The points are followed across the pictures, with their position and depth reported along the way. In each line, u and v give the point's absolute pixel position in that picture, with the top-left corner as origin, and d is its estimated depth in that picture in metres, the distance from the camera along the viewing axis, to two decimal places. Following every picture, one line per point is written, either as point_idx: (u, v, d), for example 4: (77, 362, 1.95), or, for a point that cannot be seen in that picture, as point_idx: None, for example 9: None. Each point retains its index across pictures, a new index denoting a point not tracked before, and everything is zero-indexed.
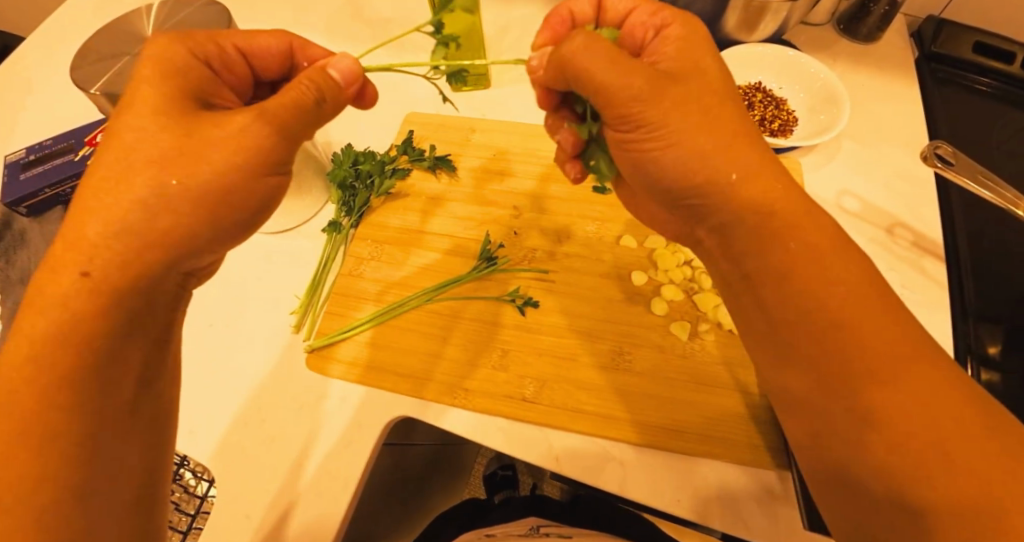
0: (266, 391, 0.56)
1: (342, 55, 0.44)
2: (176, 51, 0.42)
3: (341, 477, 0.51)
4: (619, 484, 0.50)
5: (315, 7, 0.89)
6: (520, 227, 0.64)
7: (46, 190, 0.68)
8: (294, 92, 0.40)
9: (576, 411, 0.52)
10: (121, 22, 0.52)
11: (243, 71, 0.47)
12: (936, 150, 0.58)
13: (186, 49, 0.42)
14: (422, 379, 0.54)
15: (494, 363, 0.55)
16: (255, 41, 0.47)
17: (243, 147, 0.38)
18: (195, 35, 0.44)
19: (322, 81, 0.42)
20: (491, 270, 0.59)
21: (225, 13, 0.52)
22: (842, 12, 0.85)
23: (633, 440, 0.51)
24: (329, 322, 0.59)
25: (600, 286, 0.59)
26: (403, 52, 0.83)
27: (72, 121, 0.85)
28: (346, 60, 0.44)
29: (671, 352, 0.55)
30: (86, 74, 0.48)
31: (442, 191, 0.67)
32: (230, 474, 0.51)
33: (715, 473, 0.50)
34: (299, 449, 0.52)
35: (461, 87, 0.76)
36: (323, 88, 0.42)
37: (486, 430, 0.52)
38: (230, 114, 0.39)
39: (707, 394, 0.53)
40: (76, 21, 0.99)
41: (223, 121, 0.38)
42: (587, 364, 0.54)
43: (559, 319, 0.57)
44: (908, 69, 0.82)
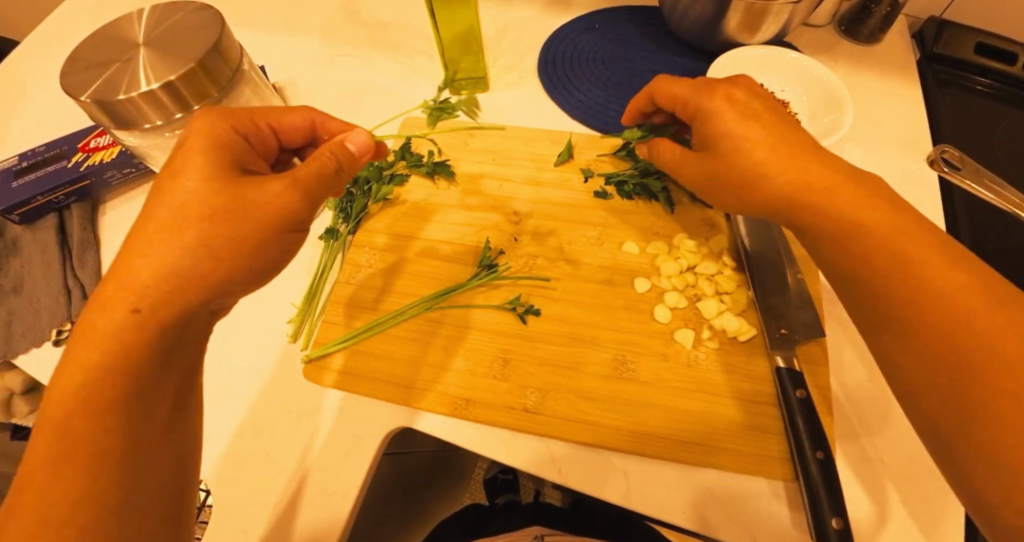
0: (262, 402, 0.54)
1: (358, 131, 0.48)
2: (219, 119, 0.44)
3: (340, 490, 0.50)
4: (623, 496, 0.49)
5: (311, 10, 0.88)
6: (520, 234, 0.63)
7: (39, 197, 0.67)
8: (316, 163, 0.43)
9: (578, 421, 0.51)
10: (113, 27, 0.51)
11: (272, 145, 0.49)
12: (944, 154, 0.59)
13: (228, 126, 0.44)
14: (422, 389, 0.53)
15: (495, 373, 0.54)
16: (286, 118, 0.49)
17: (280, 208, 0.41)
18: (233, 112, 0.46)
19: (341, 154, 0.45)
20: (491, 277, 0.58)
21: (219, 17, 0.50)
22: (843, 13, 0.85)
23: (637, 450, 0.50)
24: (327, 332, 0.57)
25: (602, 293, 0.58)
26: (400, 55, 0.82)
27: (65, 127, 0.83)
28: (361, 134, 0.48)
29: (675, 360, 0.54)
30: (77, 81, 0.47)
31: (442, 197, 0.66)
32: (227, 485, 0.50)
33: (721, 483, 0.49)
34: (297, 460, 0.51)
35: (460, 91, 0.77)
36: (340, 158, 0.45)
37: (487, 441, 0.51)
38: None
39: (712, 403, 0.52)
40: (70, 24, 0.98)
41: (262, 187, 0.41)
42: (589, 373, 0.53)
43: (560, 327, 0.56)
44: (910, 70, 0.81)
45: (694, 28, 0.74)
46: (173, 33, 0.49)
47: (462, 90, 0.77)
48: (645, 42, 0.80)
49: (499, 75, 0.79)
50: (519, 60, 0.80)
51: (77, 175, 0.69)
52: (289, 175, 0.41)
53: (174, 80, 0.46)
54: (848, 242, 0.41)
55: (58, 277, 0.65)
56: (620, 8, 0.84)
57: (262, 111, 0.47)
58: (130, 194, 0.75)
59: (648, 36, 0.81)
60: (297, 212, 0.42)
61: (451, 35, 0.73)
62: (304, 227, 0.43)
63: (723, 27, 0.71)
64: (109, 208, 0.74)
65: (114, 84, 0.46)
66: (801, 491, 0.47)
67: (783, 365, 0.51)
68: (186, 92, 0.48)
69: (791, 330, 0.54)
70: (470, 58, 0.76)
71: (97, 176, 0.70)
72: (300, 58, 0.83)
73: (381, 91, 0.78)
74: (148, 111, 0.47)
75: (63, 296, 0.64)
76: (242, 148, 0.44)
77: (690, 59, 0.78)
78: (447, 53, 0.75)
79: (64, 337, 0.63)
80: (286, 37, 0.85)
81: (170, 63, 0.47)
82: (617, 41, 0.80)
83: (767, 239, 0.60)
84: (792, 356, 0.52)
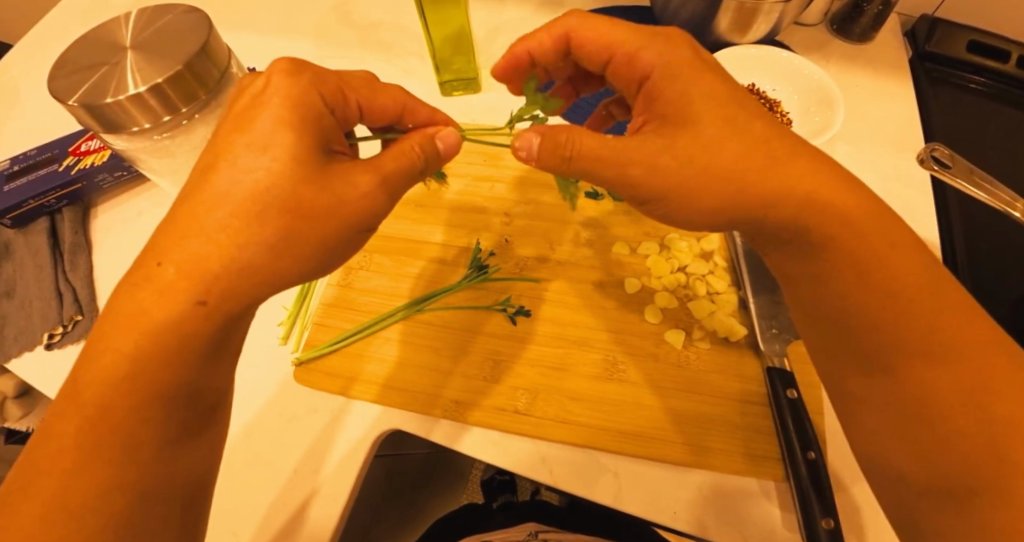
0: (253, 405, 0.54)
1: (447, 128, 0.47)
2: (318, 82, 0.42)
3: (329, 494, 0.50)
4: (613, 497, 0.49)
5: (302, 12, 0.88)
6: (511, 235, 0.63)
7: (30, 201, 0.67)
8: (402, 154, 0.42)
9: (569, 422, 0.51)
10: (100, 30, 0.51)
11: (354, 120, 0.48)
12: (933, 152, 0.58)
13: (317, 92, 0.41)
14: (412, 392, 0.53)
15: (486, 375, 0.54)
16: (376, 100, 0.49)
17: (363, 205, 0.39)
18: (327, 79, 0.44)
19: (428, 150, 0.44)
20: (481, 279, 0.58)
21: (206, 20, 0.50)
22: (835, 12, 0.84)
23: (627, 451, 0.50)
24: (317, 334, 0.57)
25: (593, 294, 0.58)
26: (392, 58, 0.82)
27: (57, 131, 0.83)
28: (452, 133, 0.47)
29: (666, 361, 0.54)
30: (64, 84, 0.47)
31: (432, 199, 0.65)
32: (218, 488, 0.50)
33: (712, 484, 0.49)
34: (287, 462, 0.51)
35: (452, 93, 0.77)
36: (427, 158, 0.44)
37: (477, 443, 0.51)
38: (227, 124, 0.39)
39: (701, 403, 0.52)
40: (63, 28, 0.98)
41: (347, 181, 0.39)
42: (580, 374, 0.53)
43: (550, 329, 0.56)
44: (903, 68, 0.81)
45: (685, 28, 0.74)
46: (161, 36, 0.49)
47: (454, 92, 0.77)
48: None
49: (490, 76, 0.79)
50: None
51: (68, 179, 0.68)
52: (379, 169, 0.40)
53: (161, 82, 0.46)
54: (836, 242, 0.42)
55: (49, 281, 0.65)
56: (612, 8, 0.84)
57: (355, 88, 0.46)
58: (123, 197, 0.75)
59: None
60: (375, 211, 0.40)
61: (442, 37, 0.73)
62: (370, 228, 0.42)
63: (714, 27, 0.71)
64: (101, 211, 0.74)
65: (101, 88, 0.46)
66: (791, 492, 0.47)
67: (774, 365, 0.51)
68: (173, 95, 0.48)
69: (782, 329, 0.54)
70: (462, 59, 0.76)
71: (89, 180, 0.70)
72: (292, 60, 0.83)
73: None
74: (136, 114, 0.47)
75: (55, 300, 0.64)
76: (330, 126, 0.41)
77: None
78: (438, 54, 0.75)
79: (56, 341, 0.63)
80: (277, 40, 0.85)
81: (157, 66, 0.46)
82: None
83: None
84: (783, 356, 0.52)
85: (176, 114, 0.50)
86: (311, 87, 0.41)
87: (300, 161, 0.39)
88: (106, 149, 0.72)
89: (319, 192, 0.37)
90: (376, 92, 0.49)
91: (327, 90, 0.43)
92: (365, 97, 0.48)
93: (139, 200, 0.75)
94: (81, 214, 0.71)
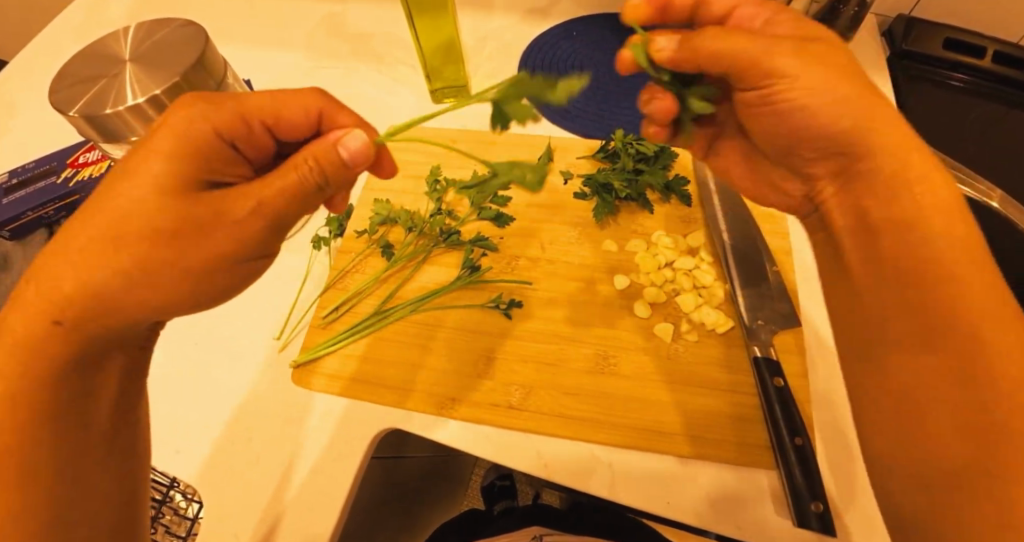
0: (250, 407, 0.55)
1: (357, 135, 0.41)
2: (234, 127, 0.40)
3: (325, 492, 0.50)
4: (607, 489, 0.49)
5: (295, 25, 0.90)
6: (503, 235, 0.64)
7: (29, 212, 0.68)
8: (292, 180, 0.38)
9: (560, 415, 0.52)
10: (98, 46, 0.52)
11: (264, 142, 0.43)
12: None
13: (210, 127, 0.38)
14: (412, 390, 0.54)
15: (480, 371, 0.55)
16: (284, 113, 0.43)
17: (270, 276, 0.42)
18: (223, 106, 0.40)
19: (326, 165, 0.39)
20: (472, 278, 0.59)
21: (202, 33, 0.52)
22: (813, 15, 0.87)
23: (622, 443, 0.51)
24: (311, 337, 0.58)
25: (584, 290, 0.60)
26: (385, 65, 0.84)
27: (55, 143, 0.84)
28: (358, 137, 0.41)
29: (655, 353, 0.55)
30: (63, 96, 0.48)
31: (421, 204, 0.67)
32: (217, 493, 0.50)
33: (703, 473, 0.50)
34: (283, 459, 0.52)
35: (443, 100, 0.79)
36: (325, 172, 0.40)
37: (473, 439, 0.52)
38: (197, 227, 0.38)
39: (688, 393, 0.53)
40: (56, 45, 0.99)
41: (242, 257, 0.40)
42: (572, 368, 0.55)
43: (542, 325, 0.57)
44: (880, 67, 0.83)
45: None
46: (157, 50, 0.50)
47: (445, 99, 0.79)
48: (619, 46, 0.82)
49: (479, 82, 0.81)
50: (499, 68, 0.82)
51: (65, 190, 0.69)
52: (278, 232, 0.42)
53: (159, 93, 0.47)
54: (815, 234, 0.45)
55: None
56: (596, 15, 0.87)
57: (253, 106, 0.41)
58: None
59: (624, 41, 0.83)
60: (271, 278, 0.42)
61: (430, 46, 0.75)
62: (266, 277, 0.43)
63: None
64: None
65: (101, 99, 0.47)
66: (781, 481, 0.48)
67: (760, 354, 0.53)
68: (172, 106, 0.49)
69: (767, 321, 0.56)
70: (452, 66, 0.77)
71: (86, 192, 0.70)
72: (285, 70, 0.84)
73: (367, 100, 0.80)
74: (133, 124, 0.48)
75: None
76: (217, 156, 0.39)
77: None
78: (429, 62, 0.77)
79: None
80: (272, 51, 0.87)
81: (155, 78, 0.48)
82: (594, 47, 0.82)
83: (746, 236, 0.62)
84: (768, 346, 0.54)
85: None
86: (210, 126, 0.38)
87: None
88: (102, 160, 0.72)
89: (215, 215, 0.37)
90: (280, 109, 0.43)
91: (224, 120, 0.40)
92: (273, 117, 0.43)
93: None
94: None
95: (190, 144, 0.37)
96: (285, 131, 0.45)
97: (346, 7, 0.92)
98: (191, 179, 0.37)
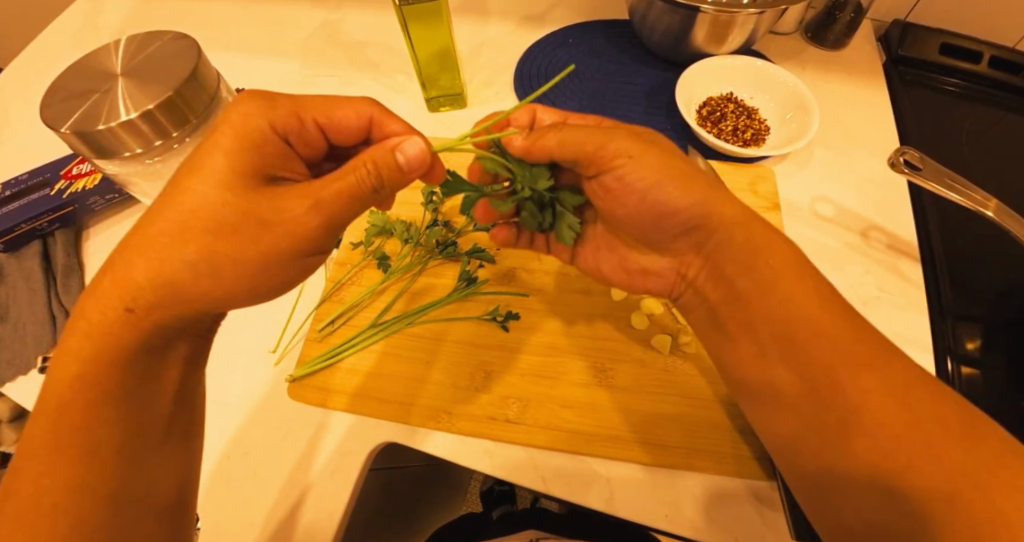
0: (246, 421, 0.54)
1: (417, 138, 0.44)
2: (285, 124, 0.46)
3: (322, 508, 0.50)
4: (606, 503, 0.49)
5: (290, 32, 0.90)
6: (499, 247, 0.64)
7: (22, 225, 0.67)
8: (347, 178, 0.41)
9: (558, 429, 0.52)
10: (90, 61, 0.52)
11: (318, 144, 0.50)
12: (903, 156, 0.58)
13: (267, 122, 0.45)
14: (408, 404, 0.54)
15: (477, 384, 0.54)
16: (336, 115, 0.49)
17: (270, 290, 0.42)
18: (281, 104, 0.46)
19: (378, 167, 0.42)
20: (469, 291, 0.59)
21: (195, 46, 0.51)
22: (809, 20, 0.87)
23: (620, 455, 0.51)
24: (307, 350, 0.58)
25: (581, 301, 0.59)
26: (380, 73, 0.84)
27: (48, 153, 0.84)
28: (417, 142, 0.44)
29: (653, 366, 0.55)
30: (56, 113, 0.48)
31: (417, 215, 0.67)
32: (214, 509, 0.50)
33: (702, 486, 0.49)
34: (279, 473, 0.52)
35: (439, 108, 0.79)
36: (378, 175, 0.42)
37: (470, 452, 0.52)
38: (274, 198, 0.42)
39: (686, 405, 0.53)
40: (49, 52, 0.99)
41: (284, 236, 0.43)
42: (569, 381, 0.54)
43: (540, 337, 0.57)
44: (877, 72, 0.83)
45: (663, 41, 0.76)
46: (150, 64, 0.50)
47: (440, 107, 0.79)
48: (616, 53, 0.82)
49: (475, 90, 0.81)
50: (496, 75, 0.82)
51: (60, 202, 0.69)
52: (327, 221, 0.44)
53: (152, 109, 0.47)
54: (744, 261, 0.47)
55: (42, 303, 0.65)
56: (592, 21, 0.86)
57: (308, 108, 0.47)
58: (115, 218, 0.76)
59: (620, 48, 0.83)
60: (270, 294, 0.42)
61: (426, 55, 0.75)
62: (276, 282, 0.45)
63: (691, 39, 0.74)
64: (93, 233, 0.74)
65: (93, 115, 0.47)
66: (780, 493, 0.48)
67: None
68: (165, 121, 0.48)
69: None
70: (448, 75, 0.77)
71: (81, 203, 0.70)
72: (279, 78, 0.84)
73: None
74: (127, 140, 0.48)
75: (49, 322, 0.64)
76: (274, 152, 0.45)
77: (661, 69, 0.80)
78: (424, 71, 0.77)
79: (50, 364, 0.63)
80: (267, 59, 0.87)
81: (149, 93, 0.48)
82: (590, 53, 0.82)
83: None
84: None
85: (166, 139, 0.50)
86: (266, 121, 0.45)
87: (246, 165, 0.42)
88: (97, 172, 0.72)
89: (263, 205, 0.41)
90: (336, 109, 0.49)
91: (280, 117, 0.46)
92: (324, 115, 0.49)
93: (131, 221, 0.76)
94: (74, 237, 0.72)
95: (249, 138, 0.44)
96: (339, 133, 0.50)
97: (341, 14, 0.91)
98: (252, 167, 0.43)
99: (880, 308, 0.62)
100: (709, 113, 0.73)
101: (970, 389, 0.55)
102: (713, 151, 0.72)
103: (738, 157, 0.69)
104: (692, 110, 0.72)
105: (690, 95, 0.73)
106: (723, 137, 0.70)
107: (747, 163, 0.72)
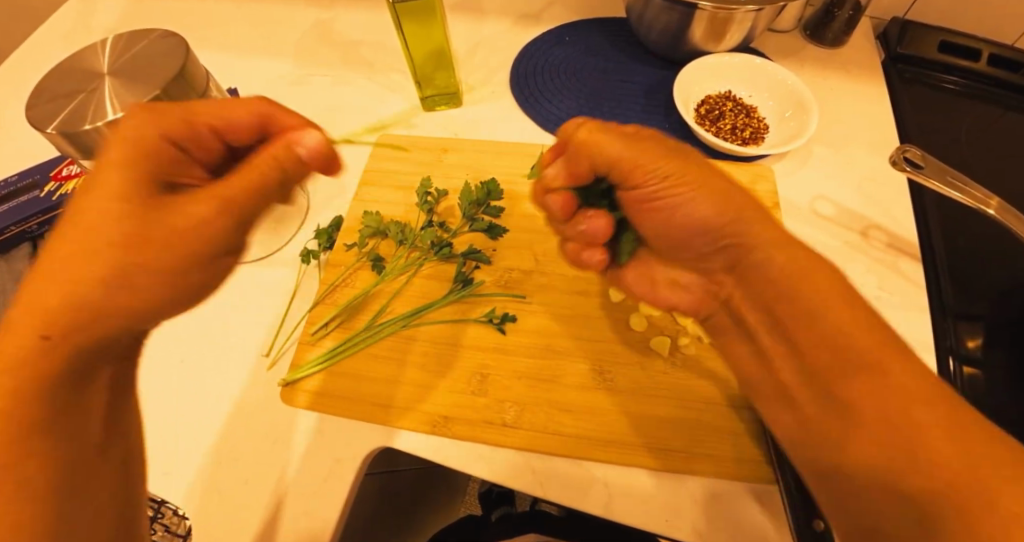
0: (238, 427, 0.53)
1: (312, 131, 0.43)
2: (175, 126, 0.38)
3: (316, 515, 0.49)
4: (605, 507, 0.48)
5: (283, 31, 0.89)
6: (495, 247, 0.63)
7: (10, 228, 0.66)
8: (247, 176, 0.39)
9: (556, 433, 0.51)
10: (77, 60, 0.50)
11: (213, 150, 0.42)
12: (905, 154, 0.57)
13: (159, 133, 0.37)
14: (402, 408, 0.53)
15: (473, 388, 0.54)
16: (225, 116, 0.41)
17: None
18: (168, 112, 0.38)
19: (284, 160, 0.41)
20: (465, 293, 0.58)
21: (184, 44, 0.50)
22: (808, 18, 0.87)
23: (618, 460, 0.50)
24: (300, 354, 0.57)
25: (579, 303, 0.59)
26: (374, 73, 0.83)
27: (37, 155, 0.82)
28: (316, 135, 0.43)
29: (652, 368, 0.54)
30: (41, 113, 0.47)
31: (411, 215, 0.66)
32: (204, 512, 0.49)
33: (703, 491, 0.49)
34: (272, 479, 0.51)
35: (434, 108, 0.78)
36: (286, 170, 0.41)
37: (467, 457, 0.51)
38: (233, 186, 0.38)
39: (686, 408, 0.52)
40: (40, 52, 0.97)
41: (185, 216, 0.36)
42: (566, 384, 0.53)
43: (538, 340, 0.56)
44: (876, 69, 0.83)
45: (661, 39, 0.76)
46: (137, 63, 0.49)
47: (436, 107, 0.78)
48: (613, 51, 0.81)
49: (471, 89, 0.80)
50: (492, 74, 0.81)
51: (49, 204, 0.68)
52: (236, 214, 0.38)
53: (139, 108, 0.46)
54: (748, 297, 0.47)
55: None
56: (589, 20, 0.86)
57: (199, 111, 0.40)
58: None
59: (617, 46, 0.82)
60: None
61: (421, 53, 0.74)
62: None
63: (689, 37, 0.73)
64: None
65: (78, 115, 0.46)
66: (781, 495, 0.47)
67: None
68: None
69: None
70: (443, 73, 0.76)
71: None
72: (272, 78, 0.83)
73: (355, 108, 0.79)
74: None
75: None
76: (171, 161, 0.38)
77: (658, 68, 0.80)
78: (419, 70, 0.76)
79: None
80: (260, 58, 0.86)
81: (136, 92, 0.46)
82: (587, 52, 0.81)
83: None
84: None
85: None
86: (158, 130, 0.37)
87: (145, 178, 0.35)
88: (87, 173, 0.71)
89: (170, 215, 0.35)
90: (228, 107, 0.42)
91: (170, 125, 0.38)
92: (217, 116, 0.41)
93: None
94: None
95: (138, 149, 0.36)
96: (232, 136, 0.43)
97: (336, 13, 0.90)
98: (148, 181, 0.36)
99: (882, 308, 0.61)
100: (707, 112, 0.72)
101: (972, 389, 0.55)
102: (711, 150, 0.71)
103: (737, 155, 0.68)
104: (690, 108, 0.71)
105: (688, 93, 0.73)
106: (722, 136, 0.69)
107: (746, 162, 0.72)
